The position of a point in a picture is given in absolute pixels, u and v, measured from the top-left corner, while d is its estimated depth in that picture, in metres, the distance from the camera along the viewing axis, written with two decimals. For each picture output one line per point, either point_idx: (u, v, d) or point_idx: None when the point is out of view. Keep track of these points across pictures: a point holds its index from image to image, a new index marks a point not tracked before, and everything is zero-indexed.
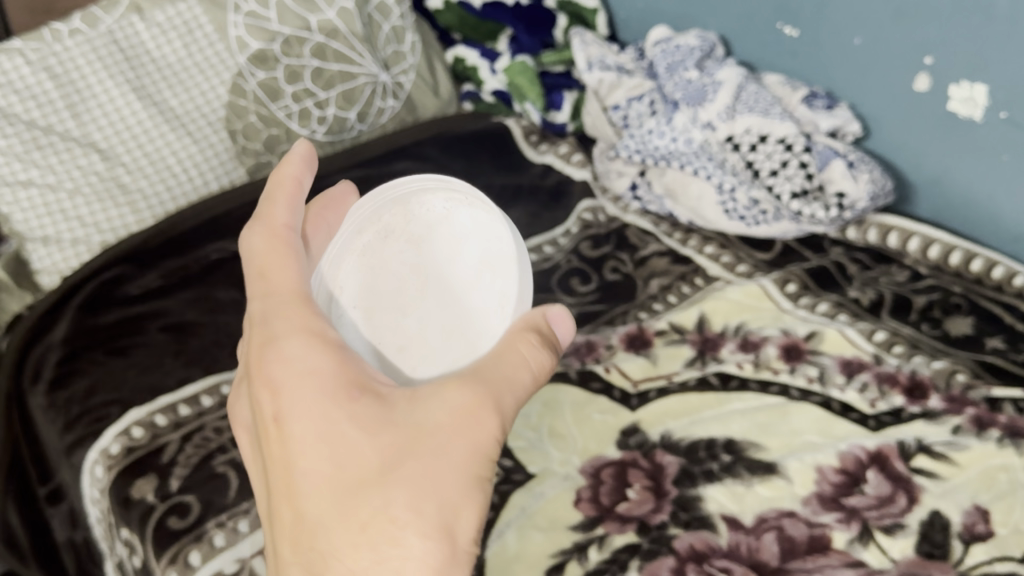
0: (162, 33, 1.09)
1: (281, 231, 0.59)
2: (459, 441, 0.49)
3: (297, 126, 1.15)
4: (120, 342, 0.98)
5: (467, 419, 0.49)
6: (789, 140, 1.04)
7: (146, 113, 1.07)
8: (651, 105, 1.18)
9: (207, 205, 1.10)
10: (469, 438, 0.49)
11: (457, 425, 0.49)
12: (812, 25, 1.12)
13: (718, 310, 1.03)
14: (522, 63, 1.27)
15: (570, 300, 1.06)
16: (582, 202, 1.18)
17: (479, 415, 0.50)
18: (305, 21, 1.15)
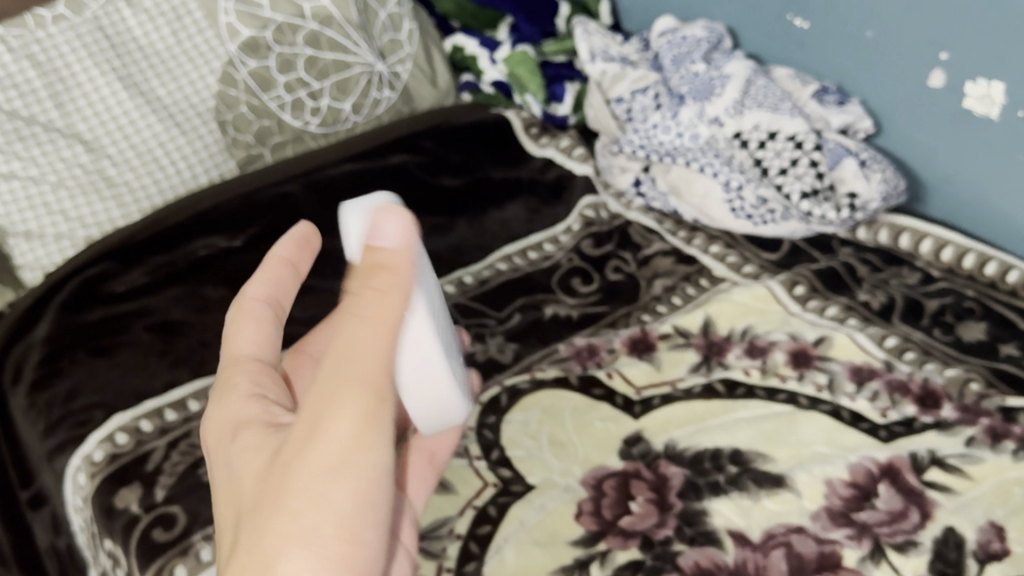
0: (150, 19, 1.05)
1: (249, 301, 0.53)
2: (335, 432, 0.41)
3: (290, 118, 1.12)
4: (104, 343, 0.94)
5: (325, 414, 0.41)
6: (799, 137, 1.00)
7: (132, 103, 1.03)
8: (656, 98, 1.14)
9: (200, 199, 1.06)
10: (342, 420, 0.41)
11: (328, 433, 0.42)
12: (823, 17, 1.08)
13: (724, 313, 1.00)
14: (523, 54, 1.22)
15: (571, 301, 1.03)
16: (584, 198, 1.14)
17: (352, 389, 0.41)
18: (299, 9, 1.11)
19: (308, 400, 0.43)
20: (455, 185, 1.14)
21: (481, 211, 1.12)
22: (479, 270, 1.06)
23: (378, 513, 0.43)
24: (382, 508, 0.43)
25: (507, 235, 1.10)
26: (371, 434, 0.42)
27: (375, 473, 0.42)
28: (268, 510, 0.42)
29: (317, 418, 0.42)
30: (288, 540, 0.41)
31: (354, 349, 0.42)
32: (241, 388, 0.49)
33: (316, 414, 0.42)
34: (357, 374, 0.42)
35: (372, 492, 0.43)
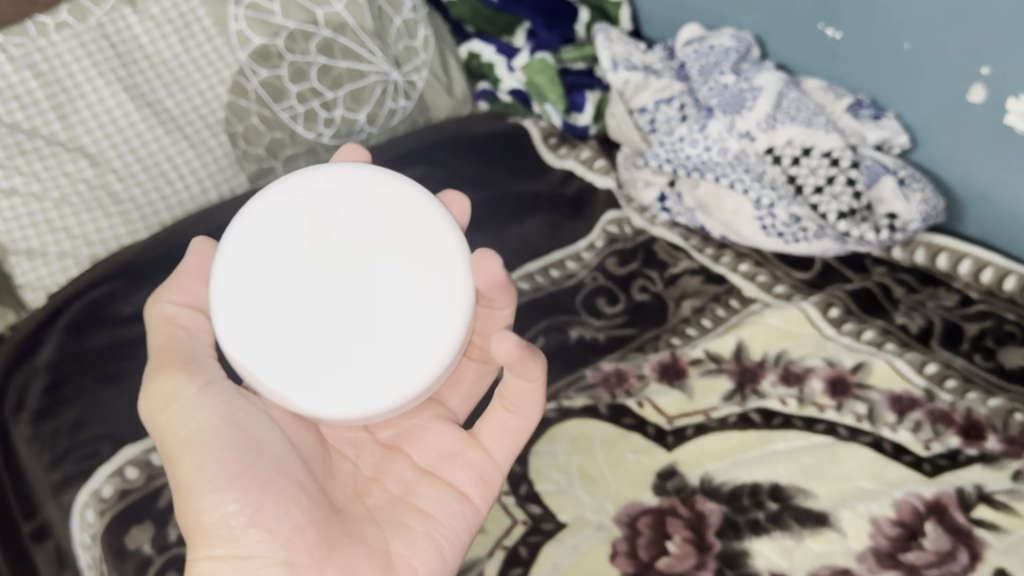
0: (156, 27, 1.00)
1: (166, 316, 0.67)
2: (183, 459, 0.62)
3: (302, 129, 1.07)
4: (110, 369, 0.90)
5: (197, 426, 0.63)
6: (834, 154, 0.97)
7: (139, 115, 0.98)
8: (681, 108, 1.11)
9: (208, 213, 1.01)
10: (197, 444, 0.62)
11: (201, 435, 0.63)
12: (855, 27, 1.04)
13: (757, 337, 0.96)
14: (542, 61, 1.18)
15: (597, 323, 0.99)
16: (607, 213, 1.10)
17: (192, 410, 0.63)
18: (312, 15, 1.05)
19: (165, 453, 0.65)
20: (473, 199, 1.10)
21: (500, 226, 1.08)
22: None
23: (259, 483, 0.62)
24: (242, 486, 0.62)
25: (528, 251, 1.06)
26: (217, 433, 0.63)
27: (228, 453, 0.62)
28: (189, 528, 0.62)
29: (172, 446, 0.63)
30: (208, 536, 0.61)
31: (160, 394, 0.64)
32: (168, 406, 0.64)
33: (172, 453, 0.63)
34: (171, 403, 0.64)
35: (226, 477, 0.62)
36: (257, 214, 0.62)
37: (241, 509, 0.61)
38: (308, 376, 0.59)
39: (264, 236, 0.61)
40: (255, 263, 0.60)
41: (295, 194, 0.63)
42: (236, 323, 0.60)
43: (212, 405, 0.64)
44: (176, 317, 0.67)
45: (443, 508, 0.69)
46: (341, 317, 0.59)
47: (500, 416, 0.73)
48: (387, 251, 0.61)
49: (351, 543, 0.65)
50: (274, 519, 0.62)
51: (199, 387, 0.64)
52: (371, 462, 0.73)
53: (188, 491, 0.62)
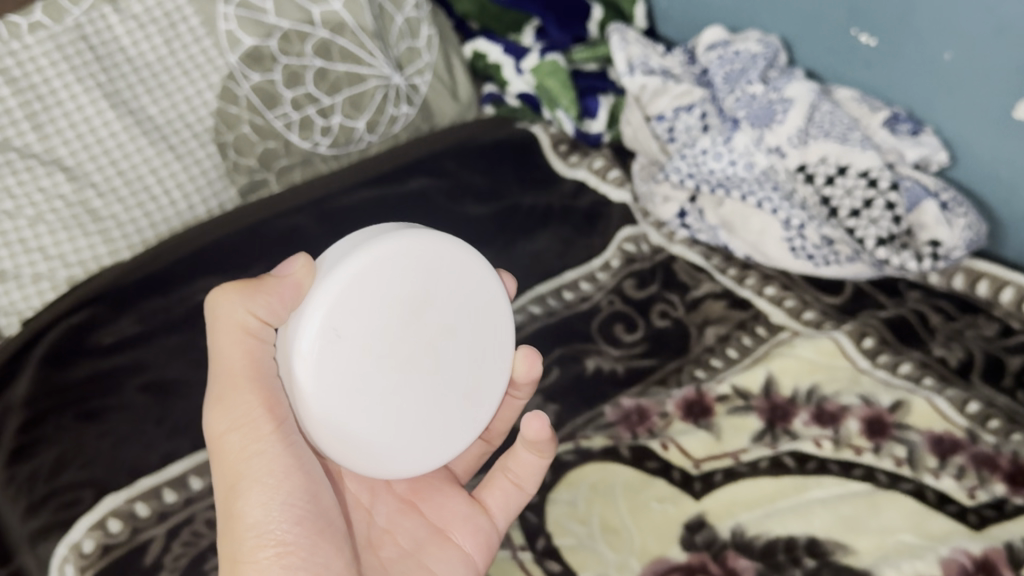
0: (140, 27, 0.92)
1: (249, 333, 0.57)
2: (251, 495, 0.57)
3: (297, 138, 1.00)
4: (92, 406, 0.82)
5: (261, 461, 0.57)
6: (872, 173, 0.90)
7: (120, 123, 0.90)
8: (702, 118, 1.03)
9: (199, 232, 0.94)
10: (265, 481, 0.57)
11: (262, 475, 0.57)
12: (893, 35, 0.97)
13: (788, 370, 0.90)
14: (553, 63, 1.10)
15: (615, 353, 0.92)
16: (622, 230, 1.03)
17: (263, 449, 0.57)
18: (308, 13, 0.98)
19: (222, 480, 0.59)
20: (481, 213, 1.03)
21: (509, 242, 1.01)
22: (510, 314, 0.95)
23: (317, 529, 0.59)
24: (305, 530, 0.58)
25: (539, 271, 1.00)
26: (288, 477, 0.58)
27: (295, 497, 0.58)
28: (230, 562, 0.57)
29: (237, 477, 0.58)
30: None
31: (230, 419, 0.57)
32: (234, 431, 0.57)
33: (233, 480, 0.58)
34: (244, 440, 0.57)
35: (293, 520, 0.58)
36: (364, 269, 0.57)
37: (294, 555, 0.57)
38: (378, 442, 0.60)
39: (370, 302, 0.57)
40: (352, 329, 0.57)
41: (409, 252, 0.58)
42: (321, 382, 0.57)
43: (283, 449, 0.58)
44: (256, 332, 0.58)
45: (450, 574, 0.66)
46: (421, 398, 0.61)
47: (505, 486, 0.70)
48: (464, 338, 0.62)
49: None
50: (324, 567, 0.58)
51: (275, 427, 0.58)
52: (385, 514, 0.69)
53: (245, 525, 0.57)
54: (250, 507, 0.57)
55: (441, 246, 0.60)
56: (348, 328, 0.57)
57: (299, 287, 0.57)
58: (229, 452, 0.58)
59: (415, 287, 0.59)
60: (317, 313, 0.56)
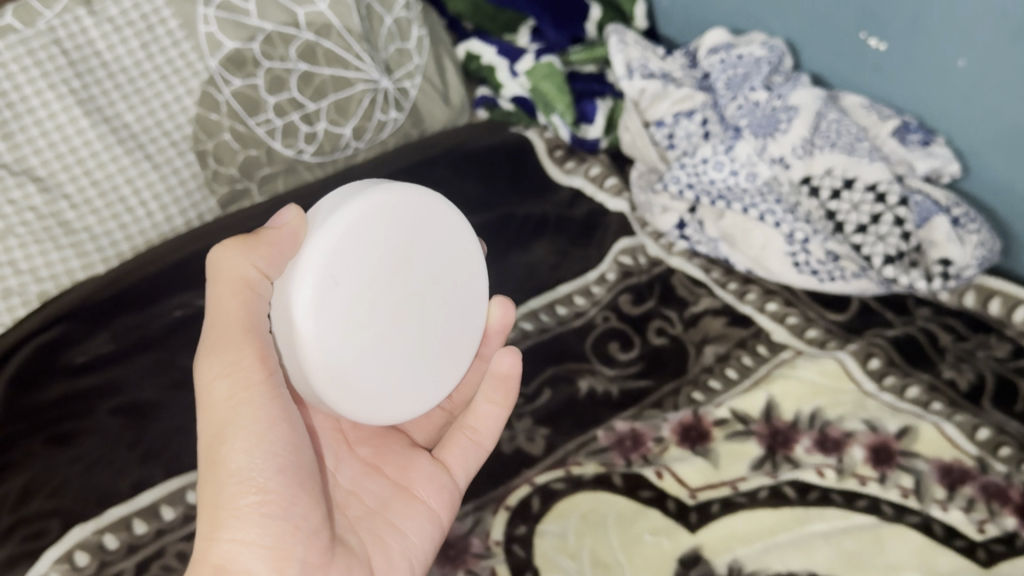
0: (115, 30, 0.88)
1: (247, 283, 0.54)
2: (232, 443, 0.54)
3: (280, 146, 0.96)
4: (63, 429, 0.78)
5: (248, 408, 0.54)
6: (880, 187, 0.86)
7: (94, 131, 0.86)
8: (703, 124, 1.00)
9: (176, 246, 0.89)
10: (246, 428, 0.54)
11: (249, 423, 0.54)
12: (904, 39, 0.92)
13: (789, 393, 0.86)
14: (549, 65, 1.06)
15: (610, 372, 0.88)
16: (619, 241, 0.99)
17: (246, 397, 0.54)
18: (293, 15, 0.94)
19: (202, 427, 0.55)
20: (473, 223, 0.99)
21: (502, 252, 0.98)
22: None
23: (300, 479, 0.55)
24: (287, 477, 0.54)
25: (532, 284, 0.96)
26: (272, 425, 0.55)
27: (280, 446, 0.55)
28: (206, 512, 0.53)
29: (217, 424, 0.54)
30: (228, 526, 0.53)
31: (221, 365, 0.54)
32: (223, 375, 0.54)
33: (216, 426, 0.54)
34: (231, 385, 0.54)
35: (274, 467, 0.54)
36: (360, 213, 0.57)
37: (276, 504, 0.54)
38: (375, 388, 0.60)
39: (365, 249, 0.57)
40: (356, 273, 0.56)
41: (399, 207, 0.59)
42: (330, 326, 0.56)
43: (273, 401, 0.55)
44: (255, 285, 0.55)
45: (418, 531, 0.65)
46: (410, 344, 0.61)
47: (463, 442, 0.71)
48: (444, 291, 0.62)
49: (348, 556, 0.59)
50: (303, 517, 0.55)
51: (266, 376, 0.55)
52: (349, 476, 0.66)
53: (228, 471, 0.53)
54: (234, 452, 0.53)
55: (422, 196, 0.61)
56: (344, 276, 0.56)
57: (298, 237, 0.56)
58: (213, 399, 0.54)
59: (402, 237, 0.59)
60: (317, 258, 0.55)
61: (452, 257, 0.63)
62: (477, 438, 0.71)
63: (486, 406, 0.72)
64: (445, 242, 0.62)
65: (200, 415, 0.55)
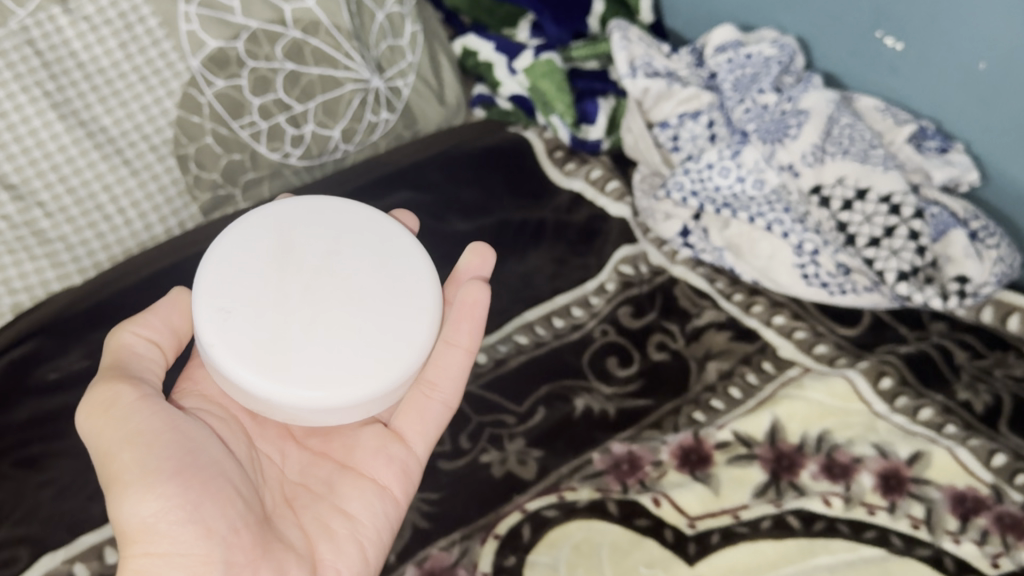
0: (92, 29, 0.82)
1: (124, 344, 0.63)
2: (123, 464, 0.56)
3: (266, 150, 0.92)
4: (33, 451, 0.75)
5: (133, 426, 0.57)
6: (895, 198, 0.82)
7: (69, 136, 0.82)
8: (709, 126, 0.96)
9: (156, 257, 0.86)
10: (137, 447, 0.56)
11: (134, 439, 0.57)
12: (922, 39, 0.87)
13: (796, 414, 0.81)
14: (549, 62, 1.02)
15: (607, 391, 0.84)
16: (621, 249, 0.95)
17: (131, 422, 0.57)
18: (279, 12, 0.89)
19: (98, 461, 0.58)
20: (468, 230, 0.95)
21: (497, 261, 0.94)
22: (493, 344, 0.87)
23: (200, 480, 0.57)
24: (185, 482, 0.56)
25: (528, 294, 0.92)
26: (162, 439, 0.57)
27: (171, 451, 0.57)
28: (121, 535, 0.56)
29: (111, 451, 0.57)
30: (142, 543, 0.55)
31: (98, 398, 0.58)
32: (105, 409, 0.58)
33: (107, 453, 0.57)
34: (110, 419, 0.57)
35: (170, 472, 0.56)
36: (232, 238, 0.65)
37: (179, 507, 0.55)
38: (312, 364, 0.60)
39: (238, 277, 0.62)
40: (240, 279, 0.62)
41: (253, 237, 0.65)
42: (221, 314, 0.61)
43: (156, 412, 0.58)
44: (133, 345, 0.63)
45: (369, 509, 0.66)
46: (348, 314, 0.62)
47: (424, 405, 0.70)
48: (356, 265, 0.65)
49: (281, 548, 0.60)
50: (215, 518, 0.57)
51: (140, 395, 0.59)
52: (297, 468, 0.68)
53: (124, 485, 0.55)
54: (125, 467, 0.56)
55: (290, 218, 0.67)
56: (228, 302, 0.61)
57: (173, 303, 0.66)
58: (101, 426, 0.58)
59: (270, 249, 0.64)
60: (201, 308, 0.61)
61: (353, 242, 0.67)
62: (434, 392, 0.71)
63: (449, 350, 0.71)
64: (333, 235, 0.66)
65: (94, 450, 0.58)
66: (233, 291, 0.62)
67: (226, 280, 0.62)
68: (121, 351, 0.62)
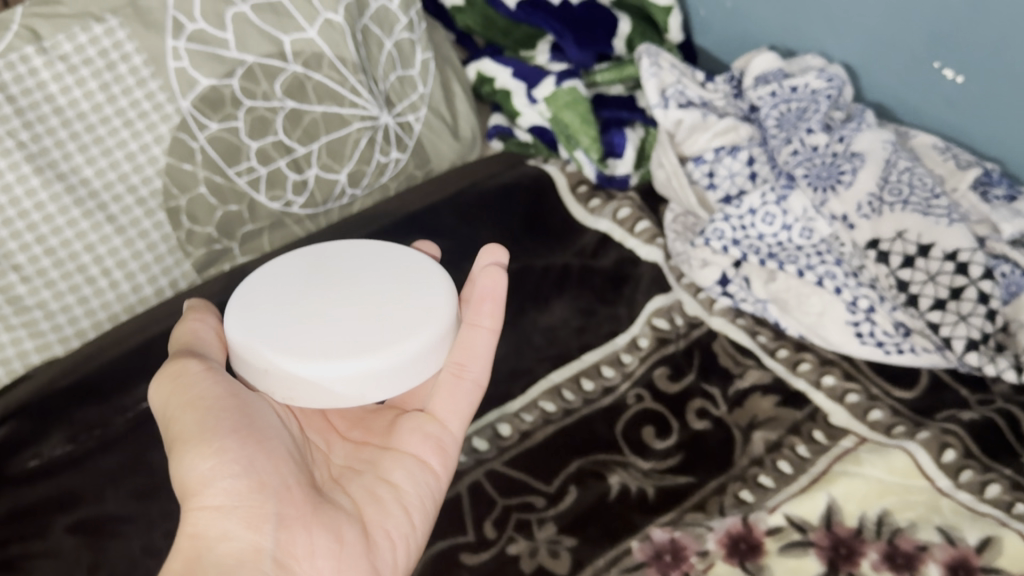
0: (70, 70, 0.74)
1: (179, 340, 0.61)
2: (187, 427, 0.55)
3: (265, 198, 0.84)
4: (11, 554, 0.67)
5: (194, 385, 0.57)
6: (961, 255, 0.74)
7: (46, 191, 0.73)
8: (749, 163, 0.87)
9: (146, 326, 0.78)
10: (197, 410, 0.56)
11: (196, 400, 0.56)
12: (984, 72, 0.79)
13: (853, 494, 0.74)
14: (573, 90, 0.95)
15: (644, 466, 0.77)
16: (653, 300, 0.88)
17: (191, 392, 0.57)
18: (278, 44, 0.81)
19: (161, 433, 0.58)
20: None
21: (519, 313, 0.87)
22: (517, 413, 0.80)
23: (256, 438, 0.57)
24: (243, 438, 0.56)
25: (554, 353, 0.85)
26: (222, 404, 0.56)
27: (229, 412, 0.57)
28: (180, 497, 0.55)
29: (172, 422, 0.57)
30: (199, 496, 0.54)
31: (167, 371, 0.58)
32: (168, 376, 0.58)
33: (170, 420, 0.57)
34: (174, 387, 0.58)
35: (227, 429, 0.56)
36: (253, 281, 0.64)
37: (235, 462, 0.55)
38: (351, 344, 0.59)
39: (267, 305, 0.62)
40: (269, 308, 0.62)
41: (269, 276, 0.65)
42: (247, 333, 0.60)
43: (223, 380, 0.58)
44: (194, 333, 0.62)
45: (413, 480, 0.63)
46: (373, 306, 0.62)
47: (456, 386, 0.67)
48: (370, 267, 0.66)
49: (331, 511, 0.58)
50: (268, 473, 0.56)
51: (207, 365, 0.59)
52: (344, 455, 0.67)
53: (182, 441, 0.55)
54: (185, 424, 0.56)
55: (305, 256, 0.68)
56: (259, 325, 0.60)
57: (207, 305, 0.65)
58: (167, 394, 0.58)
59: (292, 279, 0.64)
60: (234, 333, 0.60)
61: (367, 255, 0.67)
62: (464, 371, 0.66)
63: (470, 330, 0.67)
64: (348, 255, 0.67)
65: (160, 419, 0.58)
66: (267, 316, 0.61)
67: (260, 313, 0.61)
68: (194, 331, 0.62)
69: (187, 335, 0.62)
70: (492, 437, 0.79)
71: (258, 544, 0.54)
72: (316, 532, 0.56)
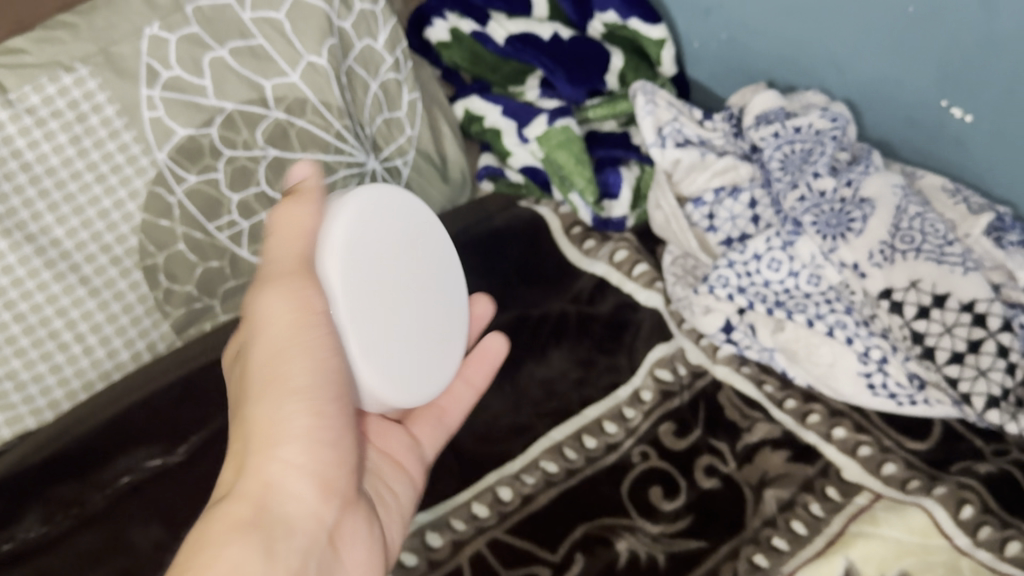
0: (37, 124, 0.69)
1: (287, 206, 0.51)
2: (290, 380, 0.48)
3: (247, 253, 0.80)
4: None
5: (297, 322, 0.49)
6: (979, 306, 0.71)
7: (14, 254, 0.68)
8: (751, 206, 0.85)
9: (124, 393, 0.73)
10: (305, 357, 0.49)
11: (298, 342, 0.49)
12: (994, 112, 0.76)
13: (872, 557, 0.70)
14: (565, 129, 0.92)
15: (653, 529, 0.73)
16: (654, 349, 0.85)
17: (304, 350, 0.49)
18: (258, 90, 0.78)
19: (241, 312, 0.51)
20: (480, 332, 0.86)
21: (515, 366, 0.84)
22: (516, 475, 0.77)
23: (346, 411, 0.50)
24: (337, 414, 0.49)
25: (554, 408, 0.81)
26: (333, 366, 0.50)
27: (333, 379, 0.49)
28: (251, 433, 0.48)
29: (271, 355, 0.49)
30: (275, 446, 0.47)
31: (272, 305, 0.49)
32: (283, 287, 0.49)
33: (265, 353, 0.49)
34: (310, 334, 0.49)
35: (330, 396, 0.49)
36: (368, 212, 0.56)
37: (319, 443, 0.48)
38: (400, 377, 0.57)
39: (364, 260, 0.55)
40: (364, 264, 0.55)
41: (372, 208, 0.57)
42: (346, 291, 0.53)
43: (328, 323, 0.50)
44: (306, 241, 0.51)
45: (406, 499, 0.62)
46: (419, 333, 0.59)
47: (438, 426, 0.69)
48: (433, 268, 0.61)
49: (365, 506, 0.54)
50: (343, 461, 0.50)
51: (320, 304, 0.50)
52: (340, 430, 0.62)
53: (279, 392, 0.48)
54: (294, 370, 0.48)
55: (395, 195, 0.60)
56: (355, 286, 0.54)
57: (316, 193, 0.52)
58: (269, 330, 0.49)
59: (388, 238, 0.57)
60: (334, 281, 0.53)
61: (431, 240, 0.62)
62: (445, 417, 0.69)
63: (461, 386, 0.71)
64: (422, 230, 0.62)
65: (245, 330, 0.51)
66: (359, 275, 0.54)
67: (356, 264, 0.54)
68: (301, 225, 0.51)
69: (291, 230, 0.51)
70: (492, 502, 0.75)
71: (321, 528, 0.49)
72: (358, 532, 0.52)
